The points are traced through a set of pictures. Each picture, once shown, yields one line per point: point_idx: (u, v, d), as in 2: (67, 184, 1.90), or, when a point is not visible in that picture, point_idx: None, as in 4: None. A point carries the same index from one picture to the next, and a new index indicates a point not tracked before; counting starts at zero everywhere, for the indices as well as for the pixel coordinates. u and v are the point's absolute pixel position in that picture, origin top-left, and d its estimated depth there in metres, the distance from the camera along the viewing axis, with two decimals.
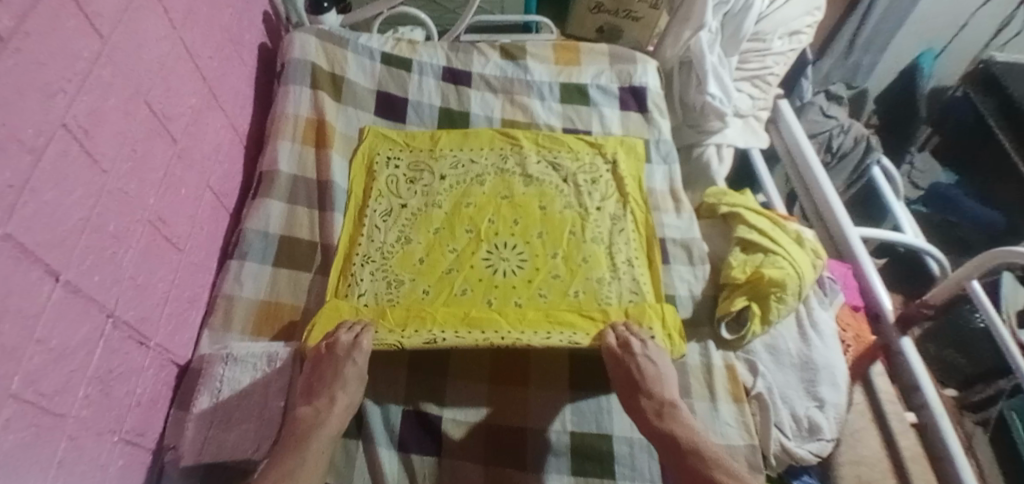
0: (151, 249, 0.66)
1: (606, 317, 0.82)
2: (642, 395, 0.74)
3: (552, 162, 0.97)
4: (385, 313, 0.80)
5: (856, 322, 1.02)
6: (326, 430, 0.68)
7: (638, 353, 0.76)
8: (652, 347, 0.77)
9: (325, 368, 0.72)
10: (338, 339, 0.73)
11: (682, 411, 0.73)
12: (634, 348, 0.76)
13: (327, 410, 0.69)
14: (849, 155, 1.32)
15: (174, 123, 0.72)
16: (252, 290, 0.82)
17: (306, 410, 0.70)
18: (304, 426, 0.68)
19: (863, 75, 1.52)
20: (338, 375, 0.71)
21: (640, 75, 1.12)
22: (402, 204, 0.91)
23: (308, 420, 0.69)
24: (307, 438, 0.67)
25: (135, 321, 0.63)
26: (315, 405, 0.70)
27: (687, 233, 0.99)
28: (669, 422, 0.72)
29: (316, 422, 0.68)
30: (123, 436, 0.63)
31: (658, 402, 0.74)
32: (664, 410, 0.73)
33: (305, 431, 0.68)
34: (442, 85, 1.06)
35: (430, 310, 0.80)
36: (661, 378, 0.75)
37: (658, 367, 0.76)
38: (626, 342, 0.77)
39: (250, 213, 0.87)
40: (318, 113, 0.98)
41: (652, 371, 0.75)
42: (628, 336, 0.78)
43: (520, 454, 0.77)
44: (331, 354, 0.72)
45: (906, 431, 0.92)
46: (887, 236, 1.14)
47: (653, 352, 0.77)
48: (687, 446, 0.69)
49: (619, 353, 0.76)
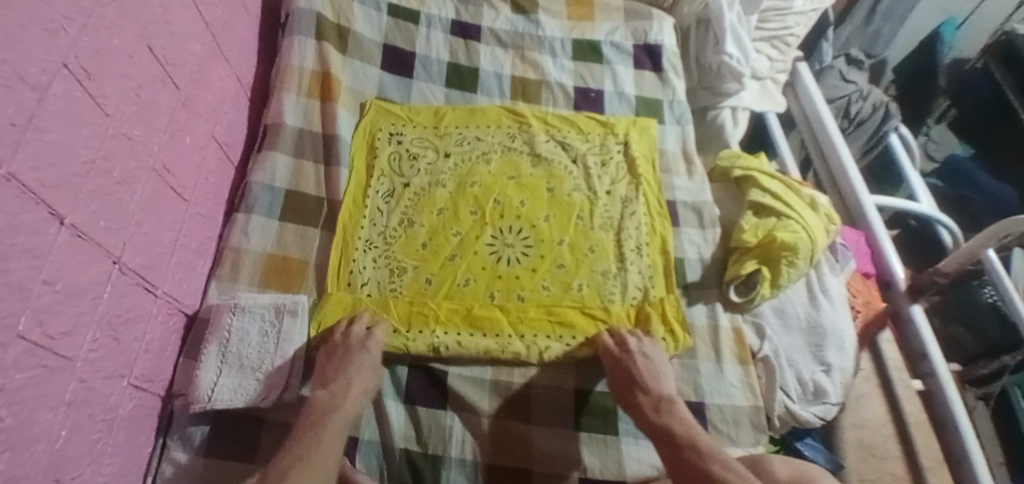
0: (157, 197, 0.66)
1: (608, 317, 0.83)
2: (640, 391, 0.74)
3: (562, 141, 0.97)
4: (388, 305, 0.80)
5: (867, 289, 1.01)
6: (341, 413, 0.67)
7: (635, 352, 0.76)
8: (647, 344, 0.78)
9: (337, 355, 0.72)
10: (351, 332, 0.74)
11: (679, 406, 0.72)
12: (631, 347, 0.77)
13: (343, 395, 0.69)
14: (867, 123, 1.29)
15: (178, 71, 0.70)
16: (259, 242, 0.82)
17: (321, 393, 0.69)
18: (319, 409, 0.67)
19: (882, 44, 1.45)
20: (350, 361, 0.71)
21: (655, 33, 1.10)
22: (405, 183, 0.90)
23: (323, 404, 0.68)
24: (323, 420, 0.66)
25: (142, 269, 0.63)
26: (332, 389, 0.69)
27: (698, 196, 0.97)
28: (667, 417, 0.71)
29: (332, 407, 0.68)
30: (132, 380, 0.63)
31: (655, 397, 0.73)
32: (661, 405, 0.72)
33: (321, 412, 0.67)
34: (451, 40, 1.03)
35: (433, 306, 0.80)
36: (657, 374, 0.75)
37: (655, 365, 0.76)
38: (623, 340, 0.78)
39: (257, 166, 0.87)
40: (322, 65, 0.96)
41: (648, 370, 0.75)
42: (625, 334, 0.78)
43: (524, 404, 0.78)
44: (344, 342, 0.73)
45: (912, 398, 0.93)
46: (903, 205, 1.11)
47: (649, 350, 0.77)
48: (683, 439, 0.68)
49: (617, 352, 0.77)
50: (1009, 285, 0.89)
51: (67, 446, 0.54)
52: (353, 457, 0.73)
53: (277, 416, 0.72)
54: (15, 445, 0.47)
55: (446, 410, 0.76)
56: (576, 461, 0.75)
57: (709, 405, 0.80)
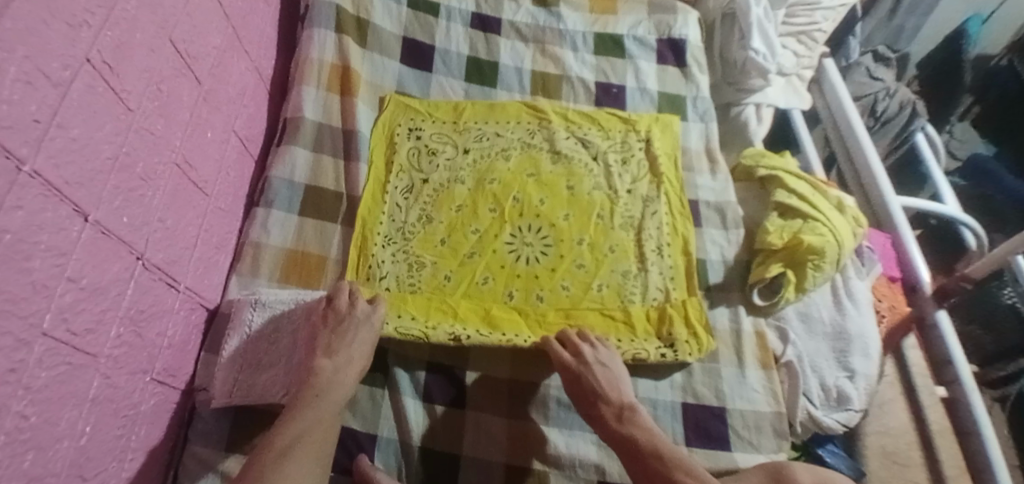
0: (179, 192, 0.65)
1: (628, 318, 0.82)
2: (601, 402, 0.72)
3: (582, 139, 0.95)
4: (406, 300, 0.79)
5: (892, 293, 0.99)
6: (341, 390, 0.67)
7: (593, 363, 0.73)
8: (602, 351, 0.75)
9: (339, 327, 0.70)
10: (354, 305, 0.72)
11: (642, 413, 0.71)
12: (588, 358, 0.74)
13: (347, 369, 0.68)
14: (893, 120, 1.26)
15: (199, 64, 0.69)
16: (279, 237, 0.81)
17: (324, 364, 0.67)
18: (322, 382, 0.66)
19: (905, 40, 1.45)
20: (352, 334, 0.69)
21: (679, 27, 1.08)
22: (424, 179, 0.90)
23: (326, 375, 0.67)
24: (323, 395, 0.65)
25: (164, 264, 0.63)
26: (336, 361, 0.68)
27: (722, 195, 0.96)
28: (630, 426, 0.70)
29: (336, 381, 0.67)
30: (156, 376, 0.63)
31: (617, 406, 0.72)
32: (623, 414, 0.71)
33: (322, 386, 0.66)
34: (470, 32, 1.02)
35: (453, 304, 0.80)
36: (614, 382, 0.73)
37: (612, 373, 0.74)
38: (579, 350, 0.74)
39: (276, 160, 0.86)
40: (343, 59, 0.94)
41: (605, 379, 0.73)
42: (578, 342, 0.75)
43: (542, 402, 0.77)
44: (350, 314, 0.71)
45: (936, 405, 0.92)
46: (927, 207, 1.08)
47: (605, 357, 0.75)
48: (647, 449, 0.68)
49: (574, 365, 0.73)
50: None
51: (90, 444, 0.54)
52: (372, 454, 0.73)
53: None
54: (40, 443, 0.47)
55: (464, 409, 0.76)
56: (594, 464, 0.74)
57: (730, 410, 0.79)
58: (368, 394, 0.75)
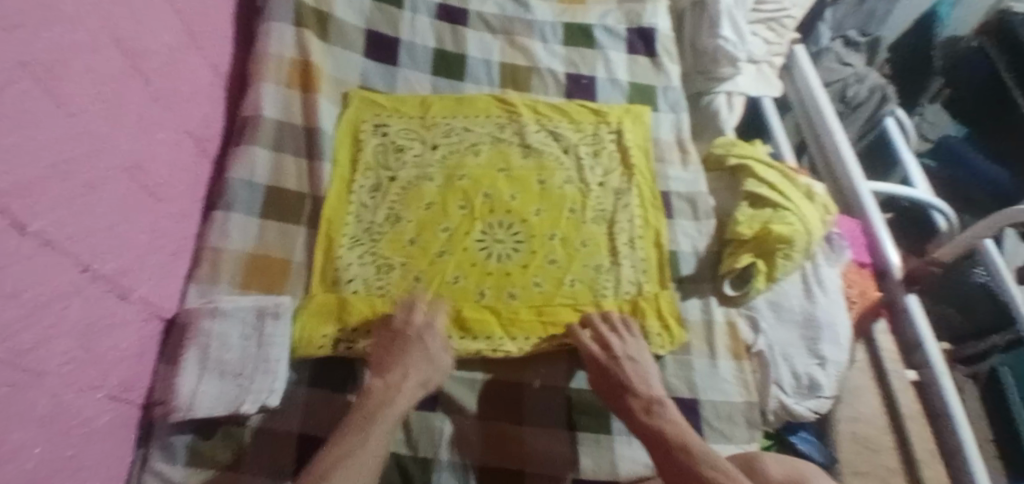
0: (129, 198, 0.63)
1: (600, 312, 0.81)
2: (629, 396, 0.72)
3: (553, 131, 0.94)
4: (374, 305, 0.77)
5: (862, 279, 0.98)
6: (395, 407, 0.66)
7: (620, 358, 0.74)
8: (631, 345, 0.76)
9: (393, 346, 0.72)
10: (411, 320, 0.73)
11: (671, 408, 0.70)
12: (617, 352, 0.74)
13: (399, 387, 0.68)
14: (863, 106, 1.26)
15: (146, 63, 0.67)
16: (239, 241, 0.79)
17: (376, 382, 0.68)
18: (373, 402, 0.67)
19: (877, 23, 1.42)
20: (406, 352, 0.71)
21: (649, 16, 1.08)
22: (391, 176, 0.88)
23: (378, 394, 0.67)
24: (376, 413, 0.65)
25: (115, 274, 0.61)
26: (388, 379, 0.69)
27: (693, 186, 0.95)
28: (657, 420, 0.69)
29: (387, 400, 0.67)
30: (108, 392, 0.61)
31: (645, 400, 0.71)
32: (651, 408, 0.70)
33: (373, 405, 0.66)
34: (436, 24, 1.00)
35: None
36: (645, 377, 0.73)
37: (642, 368, 0.74)
38: (607, 343, 0.75)
39: (234, 160, 0.83)
40: (303, 53, 0.92)
41: (636, 374, 0.73)
42: (606, 335, 0.76)
43: (517, 401, 0.77)
44: (404, 331, 0.73)
45: (906, 389, 0.92)
46: (897, 191, 1.09)
47: (634, 351, 0.75)
48: (676, 444, 0.66)
49: (602, 358, 0.74)
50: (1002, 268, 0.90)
51: (41, 465, 0.52)
52: None
53: (261, 422, 0.70)
54: None
55: (437, 411, 0.75)
56: (569, 462, 0.74)
57: (703, 401, 0.79)
58: (329, 401, 0.73)
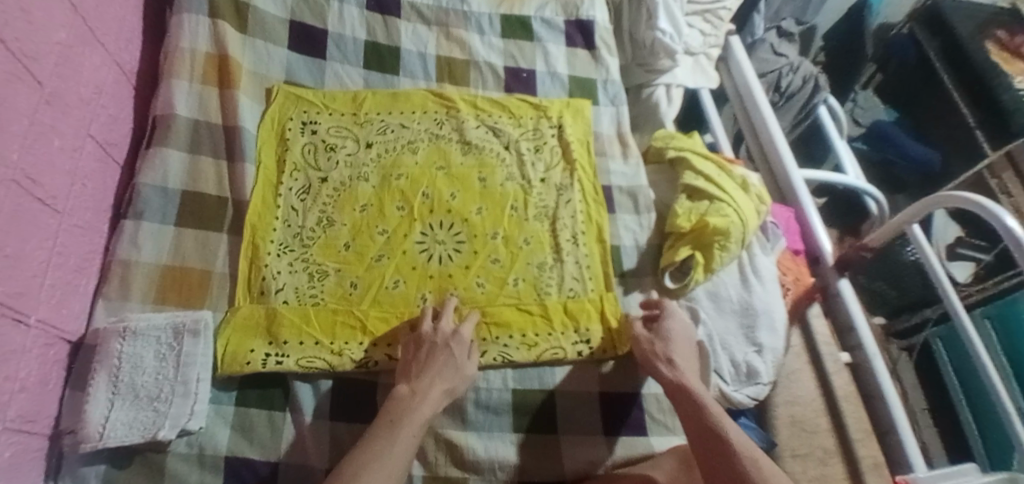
0: (20, 211, 0.58)
1: (545, 311, 0.80)
2: (673, 370, 0.73)
3: (493, 127, 0.92)
4: (308, 316, 0.74)
5: (796, 266, 1.00)
6: (419, 413, 0.65)
7: (660, 338, 0.75)
8: (675, 325, 0.77)
9: (422, 353, 0.71)
10: (438, 328, 0.72)
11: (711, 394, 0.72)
12: (658, 333, 0.76)
13: (423, 396, 0.67)
14: (796, 96, 1.27)
15: (38, 64, 0.61)
16: (152, 253, 0.74)
17: (403, 389, 0.67)
18: (397, 408, 0.65)
19: (813, 11, 1.42)
20: (434, 359, 0.70)
21: (586, 8, 1.06)
22: (322, 178, 0.84)
23: (402, 401, 0.66)
24: (400, 418, 0.64)
25: (10, 296, 0.55)
26: (413, 386, 0.68)
27: (633, 180, 0.95)
28: (698, 395, 0.70)
29: (411, 406, 0.66)
30: (9, 424, 0.56)
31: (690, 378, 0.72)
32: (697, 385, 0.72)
33: (400, 411, 0.65)
34: (367, 15, 0.96)
35: (360, 315, 0.75)
36: (684, 356, 0.75)
37: (682, 349, 0.75)
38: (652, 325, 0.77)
39: (144, 164, 0.78)
40: (219, 47, 0.87)
41: (679, 354, 0.74)
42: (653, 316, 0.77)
43: (459, 407, 0.75)
44: (432, 338, 0.72)
45: (840, 371, 0.94)
46: (831, 178, 1.11)
47: (674, 331, 0.76)
48: (715, 421, 0.66)
49: (645, 337, 0.76)
50: (933, 258, 0.88)
51: None
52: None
53: (182, 447, 0.66)
54: None
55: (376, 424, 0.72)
56: (513, 466, 0.73)
57: (646, 395, 0.80)
58: (265, 417, 0.69)
